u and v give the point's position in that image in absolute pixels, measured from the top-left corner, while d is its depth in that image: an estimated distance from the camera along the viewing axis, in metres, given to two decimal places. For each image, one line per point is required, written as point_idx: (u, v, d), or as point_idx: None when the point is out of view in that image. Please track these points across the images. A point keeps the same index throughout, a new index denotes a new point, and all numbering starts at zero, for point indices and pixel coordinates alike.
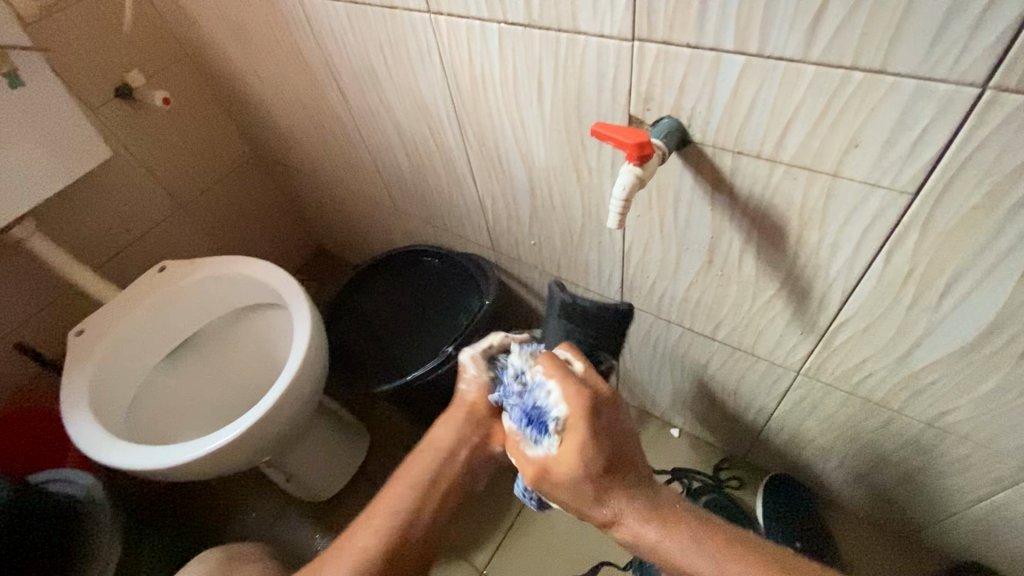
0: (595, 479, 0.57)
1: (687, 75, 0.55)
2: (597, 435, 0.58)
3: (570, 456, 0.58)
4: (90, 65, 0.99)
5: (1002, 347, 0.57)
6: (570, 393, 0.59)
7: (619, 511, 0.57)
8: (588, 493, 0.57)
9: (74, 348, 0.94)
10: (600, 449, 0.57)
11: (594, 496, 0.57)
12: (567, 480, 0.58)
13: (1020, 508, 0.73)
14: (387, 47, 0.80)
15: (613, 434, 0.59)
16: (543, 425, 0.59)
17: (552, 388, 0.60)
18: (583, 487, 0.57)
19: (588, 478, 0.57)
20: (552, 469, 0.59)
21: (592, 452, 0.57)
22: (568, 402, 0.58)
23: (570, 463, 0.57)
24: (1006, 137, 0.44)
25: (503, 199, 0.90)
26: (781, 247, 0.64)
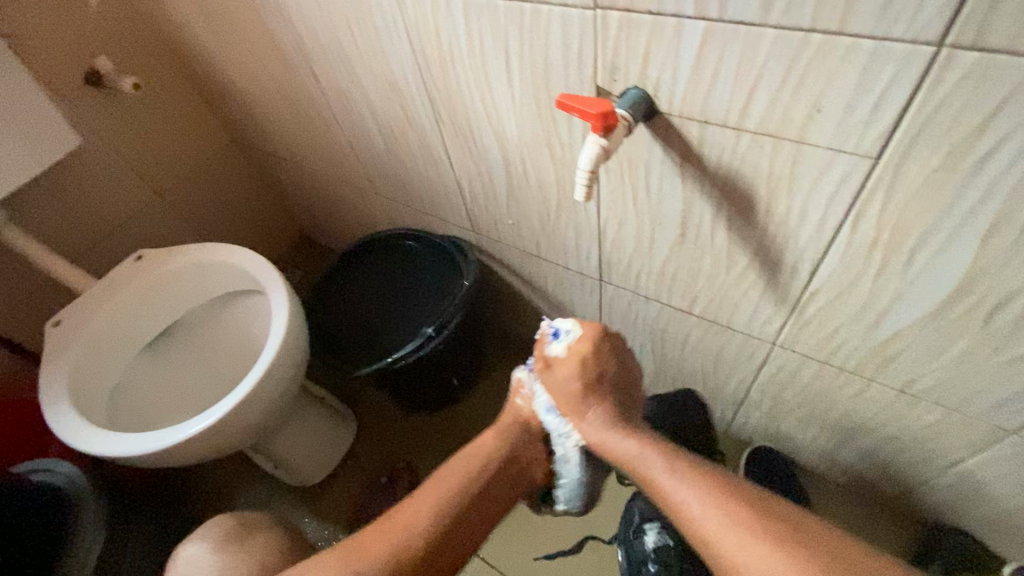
0: (581, 389, 0.70)
1: (651, 43, 0.54)
2: (599, 357, 0.71)
3: (571, 363, 0.71)
4: (58, 52, 0.97)
5: (968, 310, 0.58)
6: (586, 326, 0.72)
7: (590, 408, 0.70)
8: (576, 394, 0.70)
9: (51, 338, 0.94)
10: (595, 376, 0.71)
11: (580, 398, 0.70)
12: (563, 377, 0.71)
13: (991, 471, 0.74)
14: (355, 24, 0.78)
15: (620, 363, 0.73)
16: (560, 333, 0.73)
17: (574, 329, 0.73)
18: (573, 385, 0.71)
19: (584, 381, 0.70)
20: (557, 373, 0.72)
21: (594, 365, 0.71)
22: (584, 329, 0.72)
23: (574, 363, 0.71)
24: (963, 97, 0.44)
25: (479, 178, 0.90)
26: (751, 217, 0.64)
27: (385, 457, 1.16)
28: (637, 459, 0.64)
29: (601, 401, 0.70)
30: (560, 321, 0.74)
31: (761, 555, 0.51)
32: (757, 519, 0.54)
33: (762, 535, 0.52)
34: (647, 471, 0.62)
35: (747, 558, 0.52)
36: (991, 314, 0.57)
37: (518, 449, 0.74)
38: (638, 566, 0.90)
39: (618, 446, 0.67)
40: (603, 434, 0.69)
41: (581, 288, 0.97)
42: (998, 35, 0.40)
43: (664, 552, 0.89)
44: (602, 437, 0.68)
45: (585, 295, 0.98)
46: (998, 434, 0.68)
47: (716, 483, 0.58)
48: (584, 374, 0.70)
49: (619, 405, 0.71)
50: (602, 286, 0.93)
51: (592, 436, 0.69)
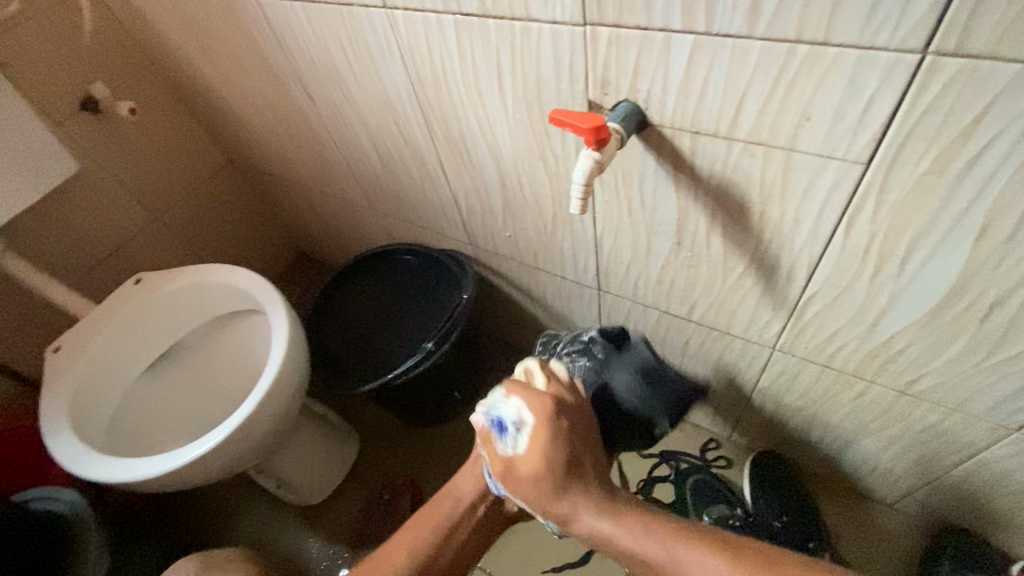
0: (552, 455, 0.62)
1: (640, 57, 0.55)
2: (558, 435, 0.64)
3: (532, 454, 0.64)
4: (53, 80, 0.98)
5: (965, 309, 0.58)
6: (534, 402, 0.66)
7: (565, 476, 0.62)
8: (545, 487, 0.62)
9: (51, 364, 0.93)
10: (562, 422, 0.64)
11: (554, 491, 0.62)
12: (527, 476, 0.63)
13: (996, 468, 0.74)
14: (347, 45, 0.79)
15: (576, 398, 0.69)
16: (507, 428, 0.66)
17: (537, 376, 0.71)
18: (544, 489, 0.62)
19: (550, 477, 0.62)
20: (518, 460, 0.64)
21: (548, 453, 0.63)
22: (535, 405, 0.66)
23: (548, 399, 0.66)
24: (948, 102, 0.44)
25: (475, 192, 0.90)
26: (745, 224, 0.65)
27: (389, 474, 1.16)
28: (614, 543, 0.59)
29: (573, 485, 0.62)
30: (501, 403, 0.68)
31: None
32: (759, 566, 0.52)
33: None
34: (649, 557, 0.57)
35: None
36: (988, 313, 0.57)
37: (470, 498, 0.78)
38: None
39: (602, 530, 0.60)
40: (602, 520, 0.60)
41: (580, 298, 0.98)
42: (979, 42, 0.40)
43: None
44: (609, 530, 0.59)
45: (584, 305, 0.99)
46: (1001, 432, 0.69)
47: (735, 555, 0.53)
48: (558, 422, 0.64)
49: (570, 455, 0.63)
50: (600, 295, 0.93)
51: (590, 527, 0.60)
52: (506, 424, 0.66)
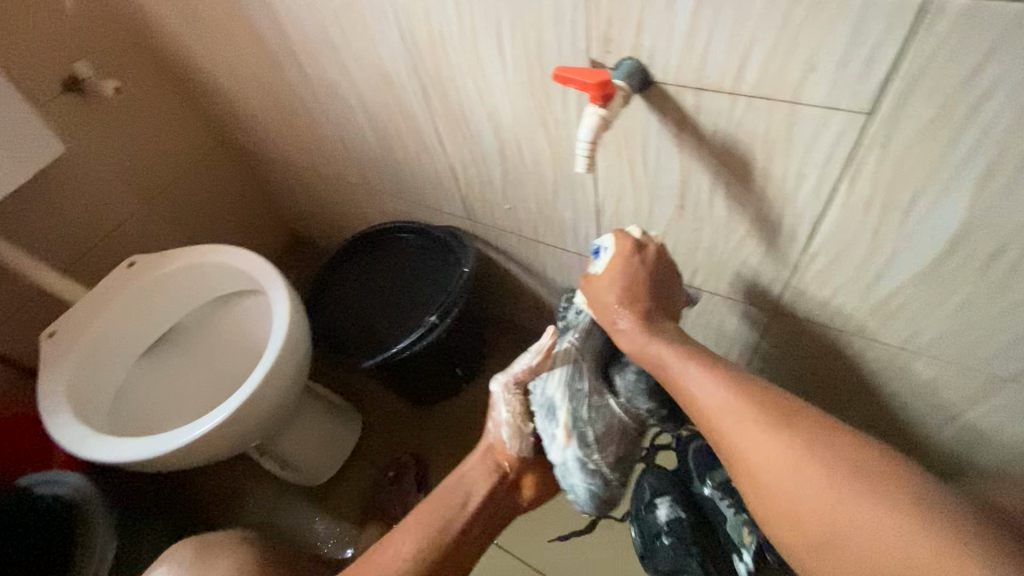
0: (618, 292, 0.70)
1: (644, 12, 0.55)
2: (637, 273, 0.70)
3: (614, 271, 0.71)
4: (35, 57, 0.95)
5: (966, 259, 0.59)
6: (621, 241, 0.71)
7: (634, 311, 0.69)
8: (614, 300, 0.70)
9: (47, 349, 0.92)
10: (638, 258, 0.70)
11: (616, 307, 0.70)
12: (606, 291, 0.71)
13: (993, 419, 0.76)
14: (341, 13, 0.78)
15: (653, 283, 0.71)
16: (599, 251, 0.73)
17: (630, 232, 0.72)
18: (615, 296, 0.70)
19: (622, 300, 0.70)
20: (595, 278, 0.73)
21: (632, 273, 0.70)
22: (616, 243, 0.71)
23: (617, 266, 0.70)
24: (953, 45, 0.45)
25: (473, 163, 0.90)
26: (749, 183, 0.65)
27: (393, 452, 1.16)
28: (721, 426, 0.59)
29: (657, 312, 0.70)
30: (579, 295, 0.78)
31: (831, 490, 0.51)
32: (805, 467, 0.53)
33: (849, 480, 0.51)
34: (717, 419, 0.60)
35: (876, 518, 0.48)
36: (988, 263, 0.58)
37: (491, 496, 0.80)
38: (652, 539, 0.92)
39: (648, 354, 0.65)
40: (641, 341, 0.67)
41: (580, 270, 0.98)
42: None
43: (676, 525, 0.90)
44: (675, 368, 0.64)
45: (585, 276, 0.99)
46: (997, 383, 0.70)
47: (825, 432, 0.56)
48: (628, 268, 0.70)
49: (646, 296, 0.70)
50: None
51: (628, 343, 0.69)
52: (598, 249, 0.73)
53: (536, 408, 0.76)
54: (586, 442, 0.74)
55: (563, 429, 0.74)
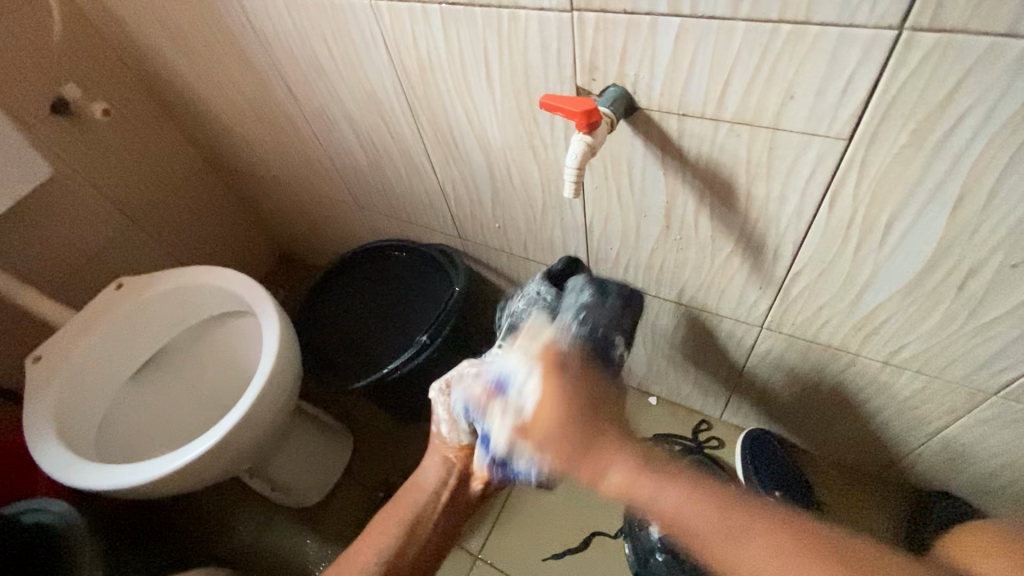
0: (561, 419, 0.63)
1: (627, 42, 0.56)
2: (571, 391, 0.65)
3: (546, 406, 0.65)
4: (22, 81, 0.94)
5: (944, 278, 0.61)
6: (541, 357, 0.69)
7: (584, 424, 0.62)
8: (570, 448, 0.60)
9: (32, 374, 0.91)
10: (571, 382, 0.66)
11: (575, 454, 0.60)
12: (554, 416, 0.63)
13: (977, 433, 0.77)
14: (330, 38, 0.79)
15: (597, 392, 0.66)
16: (512, 380, 0.68)
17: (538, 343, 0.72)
18: (557, 438, 0.61)
19: (567, 429, 0.61)
20: (530, 423, 0.65)
21: (565, 405, 0.64)
22: (540, 360, 0.69)
23: (548, 420, 0.63)
24: (924, 76, 0.46)
25: (463, 183, 0.90)
26: (733, 205, 0.66)
27: (385, 471, 1.15)
28: (654, 500, 0.56)
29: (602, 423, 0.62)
30: (511, 357, 0.71)
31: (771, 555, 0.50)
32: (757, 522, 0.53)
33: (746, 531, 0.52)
34: (664, 507, 0.55)
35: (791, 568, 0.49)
36: (965, 282, 0.60)
37: (446, 488, 0.79)
38: (646, 556, 0.92)
39: (639, 488, 0.56)
40: (622, 481, 0.57)
41: None
42: (952, 16, 0.42)
43: None
44: (645, 496, 0.56)
45: None
46: (979, 397, 0.72)
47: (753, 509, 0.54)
48: (570, 433, 0.61)
49: (593, 404, 0.64)
50: None
51: (618, 487, 0.57)
52: (515, 372, 0.69)
53: (463, 415, 0.75)
54: (505, 441, 0.69)
55: (483, 449, 0.72)
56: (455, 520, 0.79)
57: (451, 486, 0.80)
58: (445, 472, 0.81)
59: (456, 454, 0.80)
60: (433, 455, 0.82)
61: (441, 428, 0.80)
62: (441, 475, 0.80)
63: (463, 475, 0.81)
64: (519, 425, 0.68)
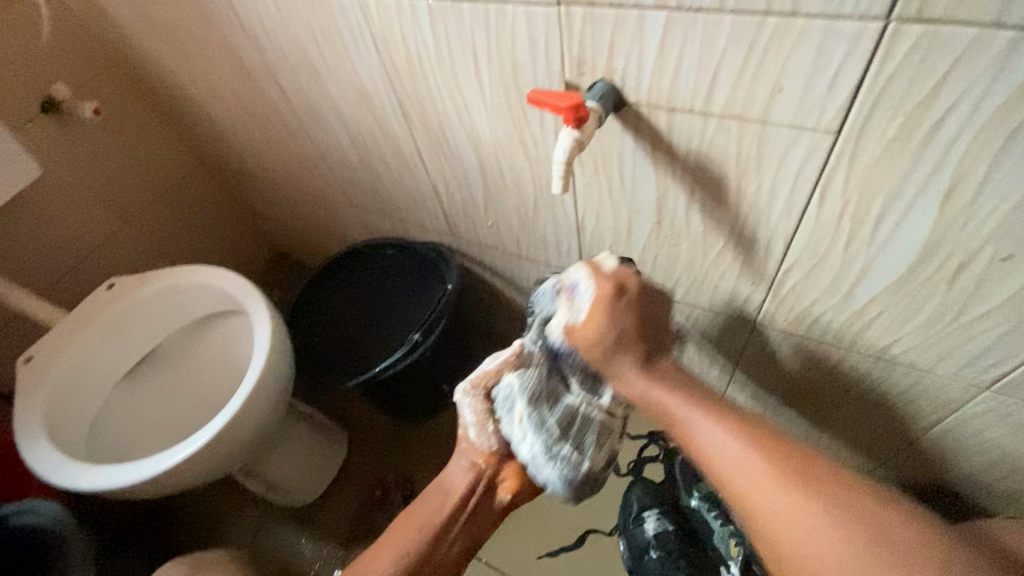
0: (608, 322, 0.67)
1: (615, 35, 0.56)
2: (626, 308, 0.68)
3: (598, 308, 0.68)
4: (11, 80, 0.94)
5: (935, 272, 0.60)
6: (599, 282, 0.69)
7: (620, 338, 0.67)
8: (599, 354, 0.68)
9: (23, 375, 0.90)
10: (630, 294, 0.68)
11: (608, 357, 0.68)
12: (590, 340, 0.68)
13: (971, 426, 0.77)
14: (319, 34, 0.78)
15: (635, 323, 0.68)
16: (577, 289, 0.71)
17: (605, 262, 0.72)
18: (604, 348, 0.67)
19: (611, 333, 0.67)
20: (577, 328, 0.70)
21: (614, 320, 0.67)
22: (597, 284, 0.69)
23: (592, 326, 0.68)
24: (911, 67, 0.46)
25: (454, 180, 0.90)
26: (723, 199, 0.66)
27: (379, 470, 1.15)
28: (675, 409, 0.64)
29: (651, 349, 0.69)
30: (577, 271, 0.72)
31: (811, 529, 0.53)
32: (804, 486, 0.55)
33: (810, 505, 0.54)
34: (671, 413, 0.64)
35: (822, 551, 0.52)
36: (956, 275, 0.59)
37: (478, 494, 0.79)
38: (640, 553, 0.91)
39: (672, 407, 0.64)
40: (649, 389, 0.66)
41: None
42: (938, 6, 0.42)
43: (664, 535, 0.90)
44: (643, 388, 0.66)
45: None
46: (972, 391, 0.72)
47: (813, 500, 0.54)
48: (609, 334, 0.67)
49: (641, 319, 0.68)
50: None
51: (638, 392, 0.67)
52: (572, 282, 0.72)
53: (500, 406, 0.77)
54: (546, 433, 0.74)
55: (517, 423, 0.75)
56: (483, 529, 0.79)
57: (479, 493, 0.78)
58: (475, 478, 0.79)
59: (484, 460, 0.79)
60: (461, 460, 0.81)
61: (467, 431, 0.79)
62: (471, 483, 0.78)
63: (491, 484, 0.80)
64: (562, 418, 0.75)
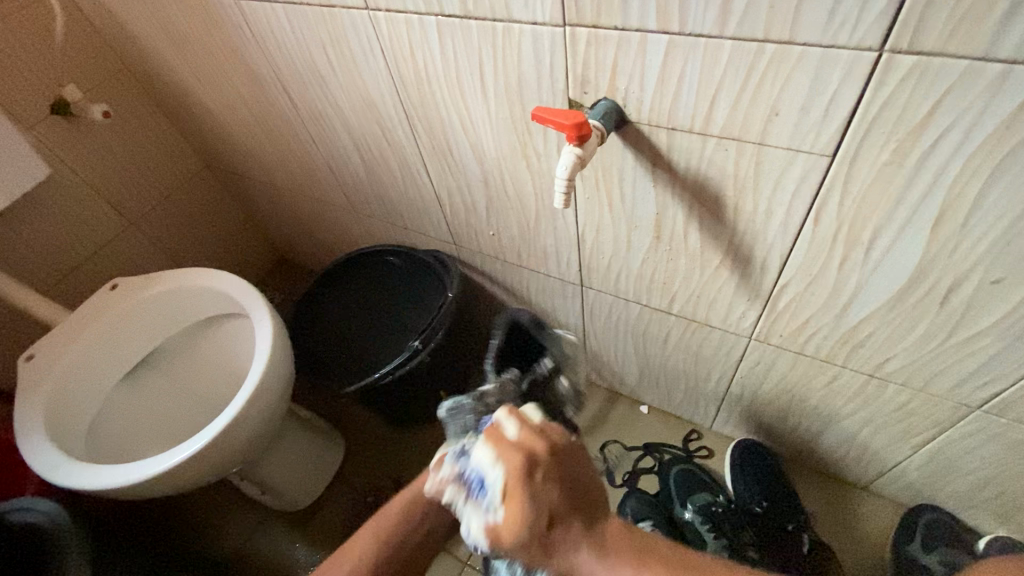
0: (525, 535, 0.48)
1: (618, 57, 0.57)
2: (548, 488, 0.49)
3: (513, 517, 0.48)
4: (22, 81, 0.95)
5: (927, 293, 0.62)
6: (509, 460, 0.49)
7: (547, 544, 0.48)
8: (542, 548, 0.48)
9: (25, 372, 0.91)
10: (539, 485, 0.49)
11: (549, 551, 0.48)
12: (523, 539, 0.48)
13: (961, 446, 0.78)
14: (329, 46, 0.80)
15: (562, 486, 0.50)
16: (483, 481, 0.50)
17: (508, 425, 0.53)
18: (539, 552, 0.49)
19: (534, 540, 0.48)
20: (497, 529, 0.49)
21: (540, 502, 0.48)
22: (506, 459, 0.50)
23: (517, 523, 0.48)
24: (904, 96, 0.48)
25: (457, 191, 0.91)
26: (720, 217, 0.68)
27: (374, 475, 1.15)
28: None
29: (567, 529, 0.49)
30: (478, 456, 0.52)
31: None
32: None
33: None
34: None
35: None
36: (947, 297, 0.61)
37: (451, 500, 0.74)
38: None
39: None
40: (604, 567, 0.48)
41: (564, 295, 1.00)
42: (929, 40, 0.44)
43: None
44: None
45: (567, 302, 1.01)
46: (963, 411, 0.73)
47: None
48: (541, 524, 0.48)
49: (561, 518, 0.49)
50: (583, 291, 0.96)
51: None
52: (477, 469, 0.52)
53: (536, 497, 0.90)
54: None
55: None
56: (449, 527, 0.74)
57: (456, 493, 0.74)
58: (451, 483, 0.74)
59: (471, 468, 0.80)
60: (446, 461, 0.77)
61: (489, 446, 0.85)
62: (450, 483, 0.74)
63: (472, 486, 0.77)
64: None
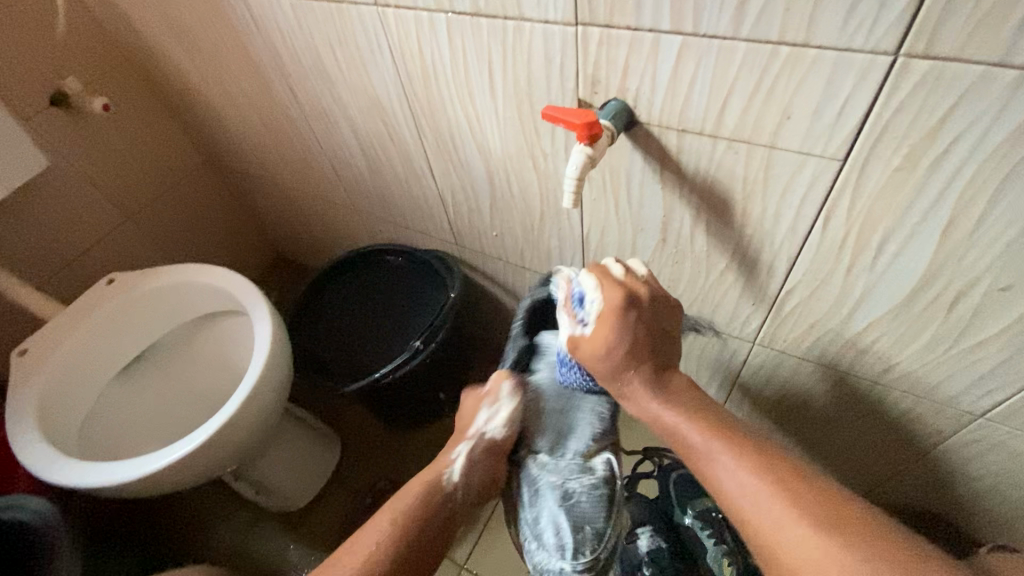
0: (610, 346, 0.62)
1: (630, 56, 0.57)
2: (629, 329, 0.62)
3: (604, 329, 0.63)
4: (23, 72, 0.94)
5: (934, 299, 0.62)
6: (607, 298, 0.64)
7: (622, 371, 0.63)
8: (609, 367, 0.63)
9: (17, 368, 0.90)
10: (628, 319, 0.63)
11: (619, 364, 0.62)
12: (604, 371, 0.63)
13: (963, 453, 0.78)
14: (336, 43, 0.79)
15: (659, 331, 0.64)
16: (585, 299, 0.66)
17: (614, 269, 0.67)
18: (605, 369, 0.63)
19: (610, 355, 0.63)
20: (585, 337, 0.65)
21: (625, 331, 0.62)
22: (606, 293, 0.64)
23: (600, 338, 0.63)
24: (918, 100, 0.48)
25: (461, 191, 0.91)
26: (728, 220, 0.67)
27: (371, 476, 1.14)
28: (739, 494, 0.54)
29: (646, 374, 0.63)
30: (584, 279, 0.67)
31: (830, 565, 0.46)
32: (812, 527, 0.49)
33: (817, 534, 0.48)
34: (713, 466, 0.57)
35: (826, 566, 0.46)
36: (954, 303, 0.61)
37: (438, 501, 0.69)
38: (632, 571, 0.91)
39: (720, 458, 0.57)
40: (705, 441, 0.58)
41: None
42: (946, 44, 0.43)
43: (657, 553, 0.90)
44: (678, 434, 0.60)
45: None
46: (966, 418, 0.73)
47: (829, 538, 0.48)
48: (624, 317, 0.63)
49: (641, 338, 0.63)
50: None
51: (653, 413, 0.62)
52: (577, 285, 0.68)
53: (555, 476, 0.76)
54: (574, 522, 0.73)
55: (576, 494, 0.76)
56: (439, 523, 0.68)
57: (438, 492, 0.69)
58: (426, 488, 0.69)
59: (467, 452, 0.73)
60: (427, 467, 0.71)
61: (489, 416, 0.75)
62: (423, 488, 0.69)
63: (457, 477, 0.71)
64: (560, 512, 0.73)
